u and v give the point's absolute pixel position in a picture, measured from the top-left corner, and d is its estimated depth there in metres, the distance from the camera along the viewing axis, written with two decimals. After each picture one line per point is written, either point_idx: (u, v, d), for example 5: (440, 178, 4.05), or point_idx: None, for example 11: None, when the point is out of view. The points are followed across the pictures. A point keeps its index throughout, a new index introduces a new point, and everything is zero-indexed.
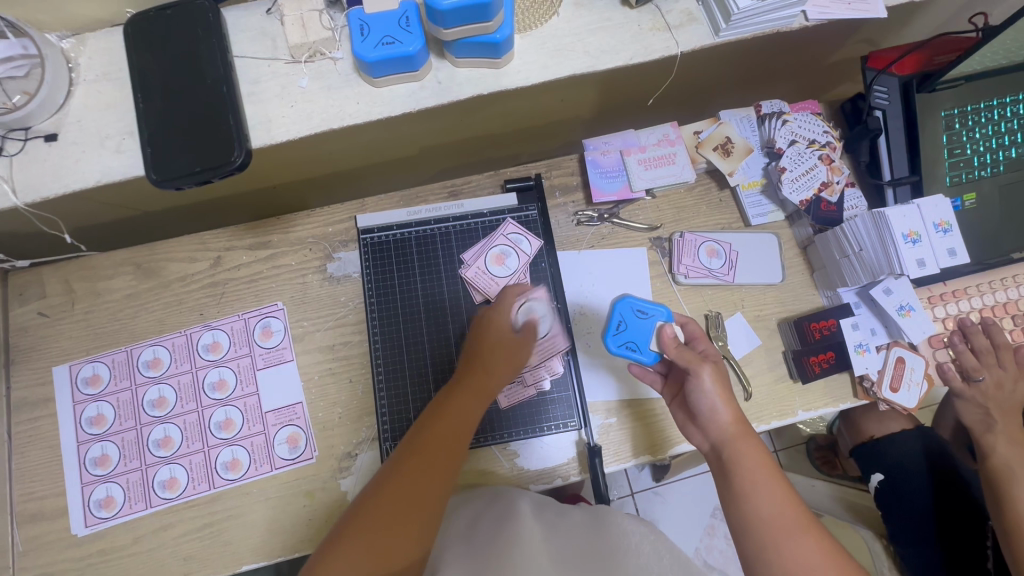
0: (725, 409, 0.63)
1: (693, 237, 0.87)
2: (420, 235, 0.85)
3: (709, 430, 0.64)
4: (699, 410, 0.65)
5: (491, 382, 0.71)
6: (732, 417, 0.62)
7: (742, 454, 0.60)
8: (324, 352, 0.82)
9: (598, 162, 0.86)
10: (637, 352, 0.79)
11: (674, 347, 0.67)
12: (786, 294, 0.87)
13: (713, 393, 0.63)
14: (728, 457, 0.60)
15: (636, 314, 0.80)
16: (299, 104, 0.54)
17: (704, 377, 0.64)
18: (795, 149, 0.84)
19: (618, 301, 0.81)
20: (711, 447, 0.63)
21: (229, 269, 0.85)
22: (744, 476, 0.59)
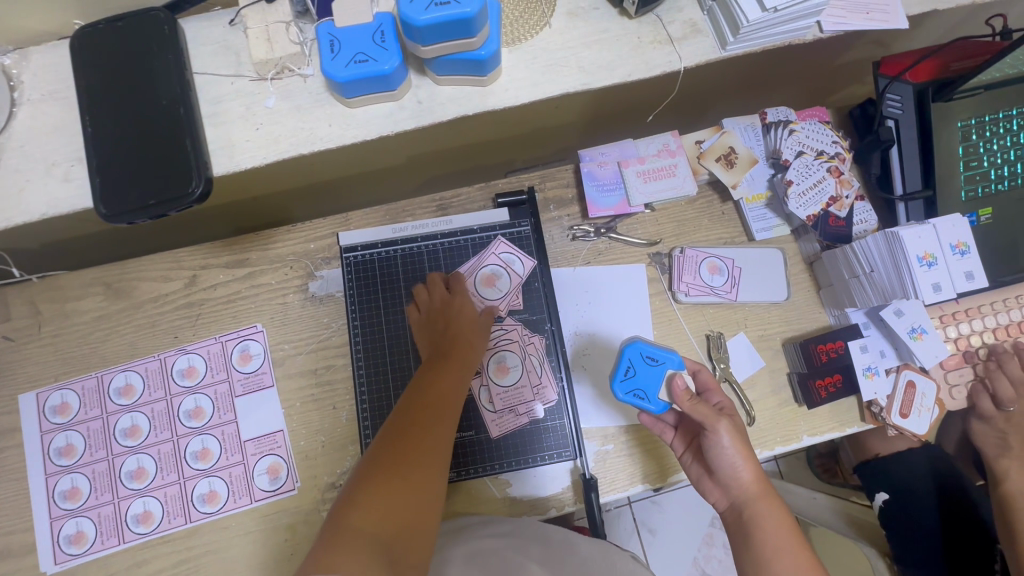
0: (746, 467, 0.59)
1: (694, 253, 0.83)
2: (406, 252, 0.81)
3: (728, 489, 0.60)
4: (718, 468, 0.61)
5: (470, 349, 0.72)
6: (754, 476, 0.59)
7: (764, 516, 0.57)
8: (306, 377, 0.78)
9: (594, 175, 0.82)
10: (646, 401, 0.73)
11: (686, 397, 0.62)
12: (791, 313, 0.83)
13: (733, 451, 0.59)
14: (748, 518, 0.58)
15: (646, 360, 0.75)
16: (265, 126, 0.49)
17: (724, 435, 0.59)
18: (802, 161, 0.79)
19: (625, 346, 0.76)
20: (729, 505, 0.60)
21: (205, 288, 0.80)
22: (766, 539, 0.56)
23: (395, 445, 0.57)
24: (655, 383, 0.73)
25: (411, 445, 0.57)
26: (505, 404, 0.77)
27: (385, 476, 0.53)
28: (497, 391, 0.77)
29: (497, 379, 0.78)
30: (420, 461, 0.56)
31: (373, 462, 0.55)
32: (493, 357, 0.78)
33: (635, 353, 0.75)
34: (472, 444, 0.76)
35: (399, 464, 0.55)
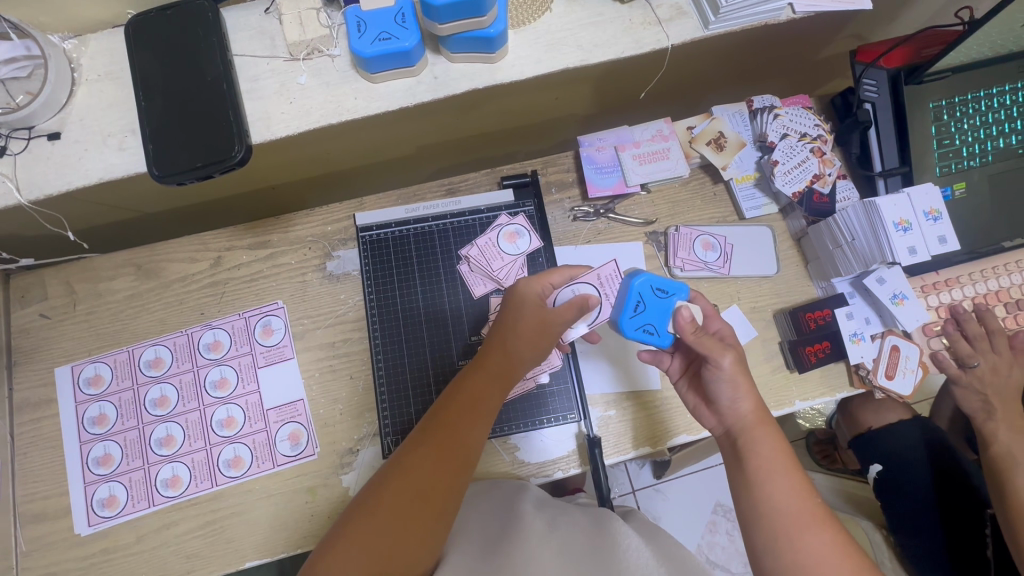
0: (744, 399, 0.64)
1: (688, 231, 0.89)
2: (420, 231, 0.86)
3: (721, 416, 0.66)
4: (719, 399, 0.66)
5: (507, 359, 0.69)
6: (753, 407, 0.64)
7: (758, 444, 0.62)
8: (325, 349, 0.83)
9: (593, 159, 0.88)
10: (655, 336, 0.74)
11: (690, 329, 0.67)
12: (781, 286, 0.88)
13: (733, 382, 0.65)
14: (743, 444, 0.63)
15: (654, 293, 0.74)
16: (297, 99, 0.54)
17: (726, 365, 0.64)
18: (787, 142, 0.86)
19: (633, 280, 0.74)
20: (725, 432, 0.66)
21: (229, 268, 0.86)
22: (759, 467, 0.61)
23: (405, 478, 0.60)
24: (661, 315, 0.74)
25: (420, 480, 0.60)
26: None
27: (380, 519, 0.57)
28: None
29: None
30: (420, 506, 0.58)
31: (383, 495, 0.59)
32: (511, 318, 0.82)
33: (643, 285, 0.73)
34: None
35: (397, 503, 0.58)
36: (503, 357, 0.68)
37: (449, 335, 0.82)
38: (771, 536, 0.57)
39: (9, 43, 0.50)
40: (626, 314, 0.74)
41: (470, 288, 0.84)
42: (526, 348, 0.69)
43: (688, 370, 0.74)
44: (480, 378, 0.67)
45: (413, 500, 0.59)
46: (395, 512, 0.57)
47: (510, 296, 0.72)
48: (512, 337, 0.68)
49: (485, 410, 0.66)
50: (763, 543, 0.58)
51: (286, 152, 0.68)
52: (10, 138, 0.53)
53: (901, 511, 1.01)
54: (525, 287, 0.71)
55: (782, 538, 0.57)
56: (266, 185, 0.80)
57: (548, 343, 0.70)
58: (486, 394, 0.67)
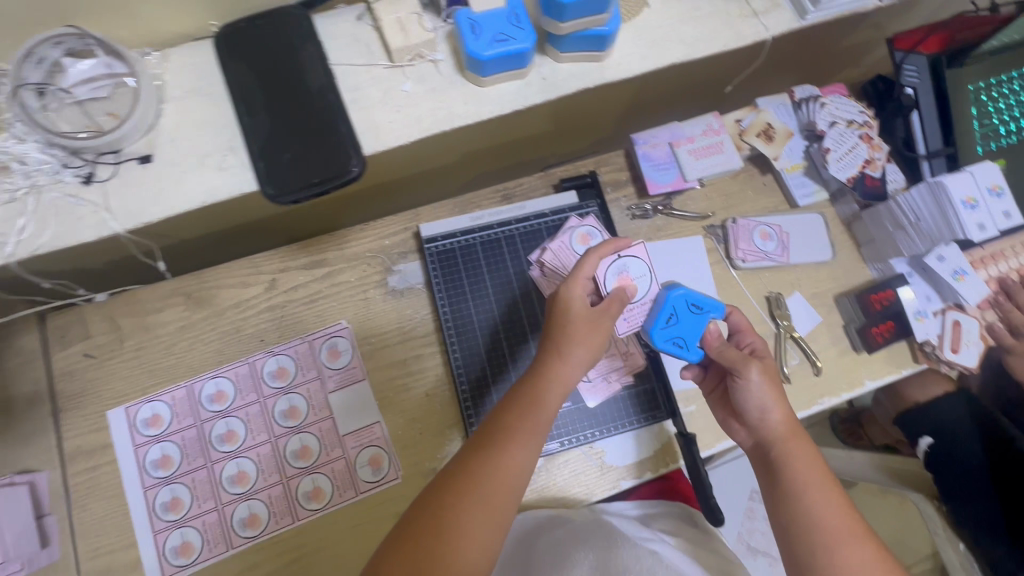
0: (775, 411, 0.64)
1: (746, 222, 0.89)
2: (485, 239, 0.84)
3: (753, 429, 0.66)
4: (747, 412, 0.66)
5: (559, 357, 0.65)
6: (784, 417, 0.64)
7: (793, 456, 0.62)
8: (397, 368, 0.80)
9: (649, 155, 0.88)
10: (685, 350, 0.72)
11: (715, 340, 0.71)
12: (839, 270, 0.90)
13: (763, 392, 0.65)
14: (776, 456, 0.63)
15: (689, 308, 0.73)
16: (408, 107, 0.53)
17: (754, 376, 0.65)
18: (836, 130, 0.88)
19: (671, 292, 0.73)
20: (756, 444, 0.66)
21: (286, 290, 0.82)
22: (796, 478, 0.61)
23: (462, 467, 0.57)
24: (693, 331, 0.72)
25: (472, 484, 0.56)
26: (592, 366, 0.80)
27: (430, 528, 0.53)
28: None
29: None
30: (471, 511, 0.54)
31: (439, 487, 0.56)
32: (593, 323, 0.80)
33: (678, 298, 0.73)
34: (569, 413, 0.79)
35: (448, 508, 0.54)
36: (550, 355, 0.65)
37: (527, 341, 0.80)
38: (807, 552, 0.58)
39: (95, 61, 0.50)
40: (658, 325, 0.73)
41: (544, 292, 0.82)
42: (580, 345, 0.65)
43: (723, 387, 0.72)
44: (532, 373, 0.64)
45: (463, 507, 0.54)
46: (450, 505, 0.54)
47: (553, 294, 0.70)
48: (564, 334, 0.65)
49: (535, 402, 0.62)
50: (802, 555, 0.58)
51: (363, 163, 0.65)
52: (97, 163, 0.51)
53: (953, 481, 1.05)
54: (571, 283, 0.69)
55: (820, 551, 0.57)
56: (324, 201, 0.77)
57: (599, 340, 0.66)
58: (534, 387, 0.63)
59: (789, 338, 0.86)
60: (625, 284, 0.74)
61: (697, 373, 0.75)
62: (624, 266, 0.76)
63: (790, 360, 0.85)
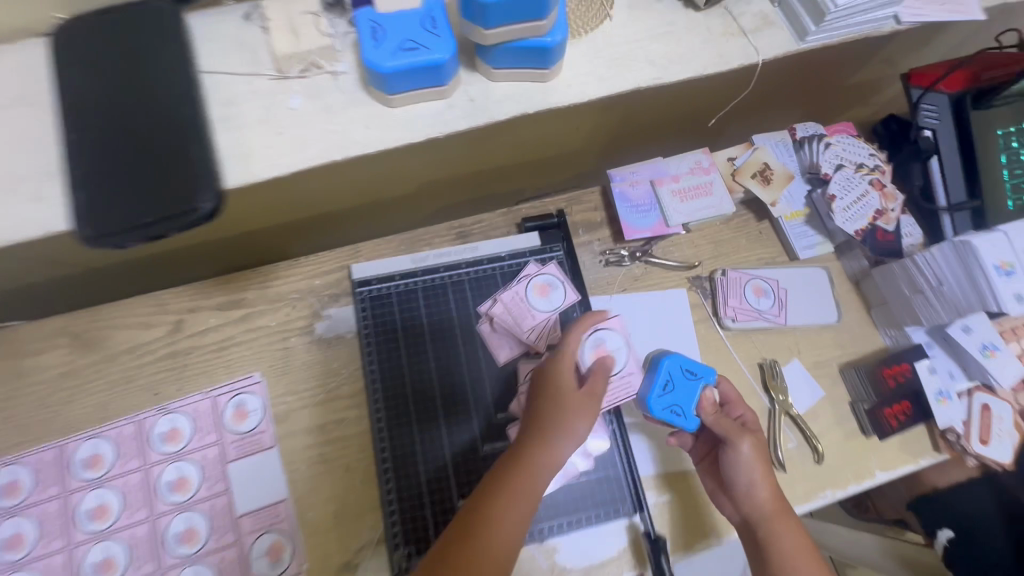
0: (763, 487, 0.58)
1: (737, 274, 0.78)
2: (428, 284, 0.71)
3: (740, 503, 0.59)
4: (734, 485, 0.60)
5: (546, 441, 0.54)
6: (771, 496, 0.58)
7: (781, 537, 0.56)
8: (315, 433, 0.67)
9: (627, 195, 0.77)
10: (681, 418, 0.63)
11: (711, 410, 0.63)
12: (844, 335, 0.78)
13: (754, 467, 0.59)
14: (763, 537, 0.57)
15: (684, 373, 0.63)
16: (337, 135, 0.50)
17: (745, 449, 0.59)
18: (843, 174, 0.76)
19: (664, 356, 0.64)
20: (743, 521, 0.59)
21: (192, 334, 0.70)
22: (783, 562, 0.55)
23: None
24: (689, 399, 0.62)
25: None
26: None
27: None
28: None
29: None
30: None
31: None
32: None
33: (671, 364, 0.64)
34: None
35: None
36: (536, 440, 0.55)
37: (469, 414, 0.67)
38: None
39: None
40: (654, 393, 0.63)
41: (492, 353, 0.69)
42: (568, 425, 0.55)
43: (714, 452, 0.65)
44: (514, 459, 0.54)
45: None
46: None
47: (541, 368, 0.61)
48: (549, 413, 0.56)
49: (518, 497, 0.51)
50: None
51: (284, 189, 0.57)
52: None
53: None
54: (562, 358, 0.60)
55: None
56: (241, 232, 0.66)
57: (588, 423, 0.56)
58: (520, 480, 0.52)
59: (786, 416, 0.73)
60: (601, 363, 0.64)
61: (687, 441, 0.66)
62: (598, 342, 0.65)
63: (787, 443, 0.72)
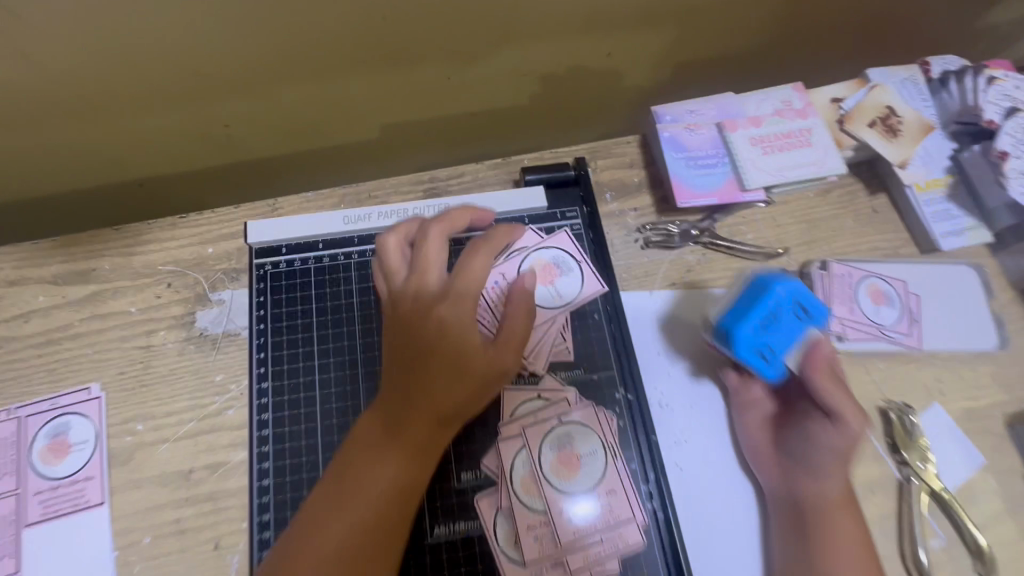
0: (839, 470, 0.42)
1: (845, 269, 0.51)
2: (367, 260, 0.46)
3: (792, 473, 0.43)
4: (799, 456, 0.43)
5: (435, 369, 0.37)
6: (844, 484, 0.42)
7: (836, 525, 0.41)
8: (173, 486, 0.42)
9: (681, 141, 0.51)
10: (765, 365, 0.44)
11: (826, 370, 0.43)
12: (1010, 370, 0.50)
13: (840, 447, 0.42)
14: (812, 519, 0.42)
15: (798, 307, 0.43)
16: None
17: (845, 428, 0.42)
18: (1020, 121, 0.49)
19: (777, 278, 0.42)
20: (785, 497, 0.43)
21: (8, 318, 0.46)
22: (829, 553, 0.40)
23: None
24: (790, 342, 0.43)
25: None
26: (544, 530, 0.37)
27: None
28: (527, 525, 0.37)
29: (557, 481, 0.39)
30: None
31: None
32: (551, 437, 0.40)
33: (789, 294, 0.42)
34: None
35: None
36: (411, 395, 0.36)
37: None
38: None
39: None
40: (747, 327, 0.43)
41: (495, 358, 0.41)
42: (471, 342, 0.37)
43: (783, 403, 0.46)
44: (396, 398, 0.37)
45: None
46: None
47: (393, 297, 0.39)
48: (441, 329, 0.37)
49: (384, 471, 0.35)
50: None
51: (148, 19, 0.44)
52: None
53: None
54: (461, 290, 0.38)
55: None
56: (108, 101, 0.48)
57: (500, 356, 0.38)
58: (388, 446, 0.36)
59: (927, 493, 0.46)
60: (569, 472, 0.39)
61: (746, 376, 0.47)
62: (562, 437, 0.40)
63: (930, 539, 0.45)
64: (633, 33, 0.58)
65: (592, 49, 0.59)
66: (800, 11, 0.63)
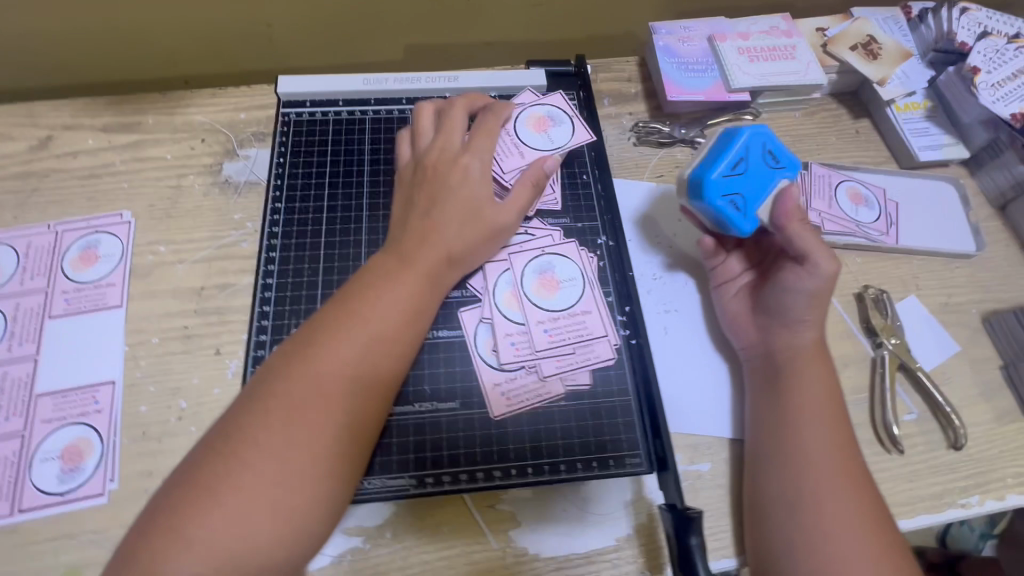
0: (813, 322, 0.41)
1: (826, 171, 0.54)
2: (381, 119, 0.51)
3: (769, 334, 0.42)
4: (775, 313, 0.42)
5: (446, 211, 0.40)
6: (817, 337, 0.41)
7: (809, 379, 0.40)
8: (184, 300, 0.46)
9: (674, 50, 0.56)
10: (738, 216, 0.42)
11: (800, 218, 0.42)
12: (987, 275, 0.52)
13: (815, 298, 0.41)
14: (786, 370, 0.41)
15: (763, 157, 0.42)
16: None
17: (814, 276, 0.41)
18: (990, 44, 0.54)
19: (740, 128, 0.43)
20: (762, 355, 0.43)
21: (59, 155, 0.51)
22: (802, 405, 0.39)
23: (297, 375, 0.33)
24: (761, 191, 0.42)
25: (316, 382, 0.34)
26: (517, 345, 0.40)
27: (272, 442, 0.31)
28: (505, 334, 0.41)
29: (537, 300, 0.42)
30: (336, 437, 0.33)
31: (252, 417, 0.32)
32: (532, 264, 0.43)
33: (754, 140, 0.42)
34: (445, 431, 0.39)
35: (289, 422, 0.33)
36: (426, 224, 0.40)
37: None
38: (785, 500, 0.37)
39: None
40: (716, 172, 0.42)
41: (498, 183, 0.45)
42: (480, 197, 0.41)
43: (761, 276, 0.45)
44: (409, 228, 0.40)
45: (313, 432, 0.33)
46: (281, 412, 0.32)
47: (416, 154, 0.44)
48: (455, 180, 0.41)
49: (399, 288, 0.37)
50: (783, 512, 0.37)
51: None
52: None
53: None
54: (478, 144, 0.44)
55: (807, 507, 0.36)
56: None
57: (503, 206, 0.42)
58: (403, 271, 0.38)
59: (899, 370, 0.47)
60: (548, 291, 0.42)
61: (722, 251, 0.47)
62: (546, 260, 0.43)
63: (901, 413, 0.45)
64: None
65: None
66: None
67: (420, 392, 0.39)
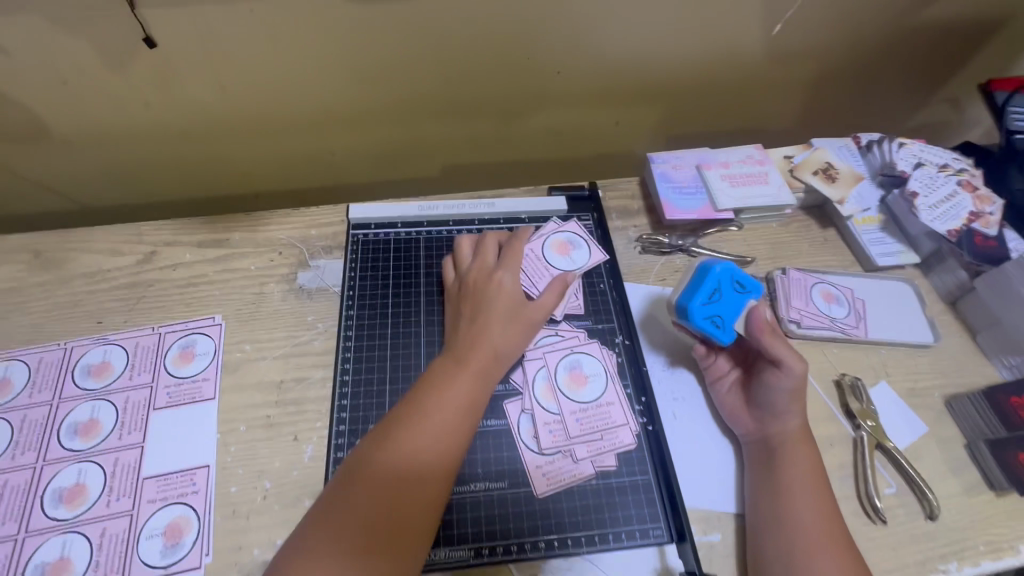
0: (796, 411, 0.50)
1: (803, 276, 0.64)
2: (433, 237, 0.63)
3: (765, 423, 0.50)
4: (764, 405, 0.50)
5: (486, 321, 0.50)
6: (802, 425, 0.50)
7: (796, 460, 0.48)
8: (266, 391, 0.54)
9: (668, 176, 0.68)
10: (719, 331, 0.52)
11: (770, 331, 0.51)
12: (946, 363, 0.61)
13: (795, 393, 0.49)
14: (777, 452, 0.48)
15: (733, 284, 0.53)
16: None
17: (790, 375, 0.49)
18: (924, 172, 0.66)
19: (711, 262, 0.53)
20: (760, 441, 0.50)
21: (161, 267, 0.61)
22: (792, 481, 0.47)
23: (372, 468, 0.43)
24: (734, 311, 0.52)
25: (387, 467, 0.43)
26: (552, 435, 0.48)
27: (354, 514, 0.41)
28: (544, 422, 0.49)
29: (569, 392, 0.50)
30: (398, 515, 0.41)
31: (339, 500, 0.42)
32: (563, 362, 0.52)
33: (726, 273, 0.53)
34: (488, 507, 0.46)
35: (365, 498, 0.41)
36: (473, 333, 0.50)
37: None
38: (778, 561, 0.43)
39: None
40: (697, 301, 0.52)
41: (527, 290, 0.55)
42: (514, 306, 0.51)
43: (747, 373, 0.53)
44: (462, 332, 0.50)
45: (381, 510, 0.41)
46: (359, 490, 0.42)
47: (459, 276, 0.55)
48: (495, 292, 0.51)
49: (450, 389, 0.46)
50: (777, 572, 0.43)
51: (299, 78, 0.65)
52: None
53: None
54: (510, 262, 0.54)
55: (800, 568, 0.42)
56: (252, 120, 0.69)
57: (533, 313, 0.51)
58: (454, 373, 0.47)
59: (877, 448, 0.54)
60: (576, 387, 0.51)
61: (711, 351, 0.56)
62: (576, 360, 0.52)
63: (883, 487, 0.53)
64: (635, 107, 0.78)
65: (604, 117, 0.79)
66: (761, 103, 0.84)
67: (474, 474, 0.47)
